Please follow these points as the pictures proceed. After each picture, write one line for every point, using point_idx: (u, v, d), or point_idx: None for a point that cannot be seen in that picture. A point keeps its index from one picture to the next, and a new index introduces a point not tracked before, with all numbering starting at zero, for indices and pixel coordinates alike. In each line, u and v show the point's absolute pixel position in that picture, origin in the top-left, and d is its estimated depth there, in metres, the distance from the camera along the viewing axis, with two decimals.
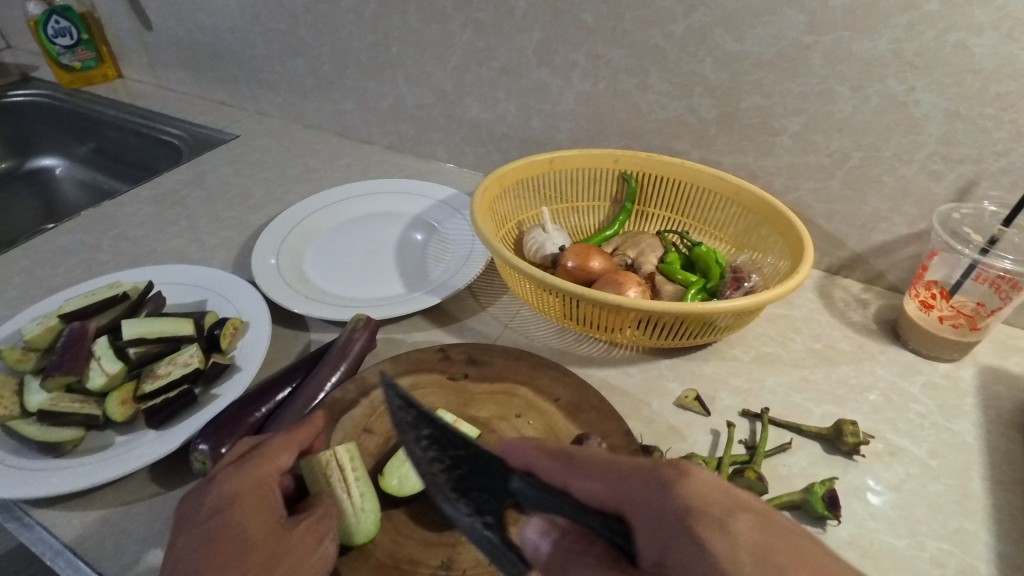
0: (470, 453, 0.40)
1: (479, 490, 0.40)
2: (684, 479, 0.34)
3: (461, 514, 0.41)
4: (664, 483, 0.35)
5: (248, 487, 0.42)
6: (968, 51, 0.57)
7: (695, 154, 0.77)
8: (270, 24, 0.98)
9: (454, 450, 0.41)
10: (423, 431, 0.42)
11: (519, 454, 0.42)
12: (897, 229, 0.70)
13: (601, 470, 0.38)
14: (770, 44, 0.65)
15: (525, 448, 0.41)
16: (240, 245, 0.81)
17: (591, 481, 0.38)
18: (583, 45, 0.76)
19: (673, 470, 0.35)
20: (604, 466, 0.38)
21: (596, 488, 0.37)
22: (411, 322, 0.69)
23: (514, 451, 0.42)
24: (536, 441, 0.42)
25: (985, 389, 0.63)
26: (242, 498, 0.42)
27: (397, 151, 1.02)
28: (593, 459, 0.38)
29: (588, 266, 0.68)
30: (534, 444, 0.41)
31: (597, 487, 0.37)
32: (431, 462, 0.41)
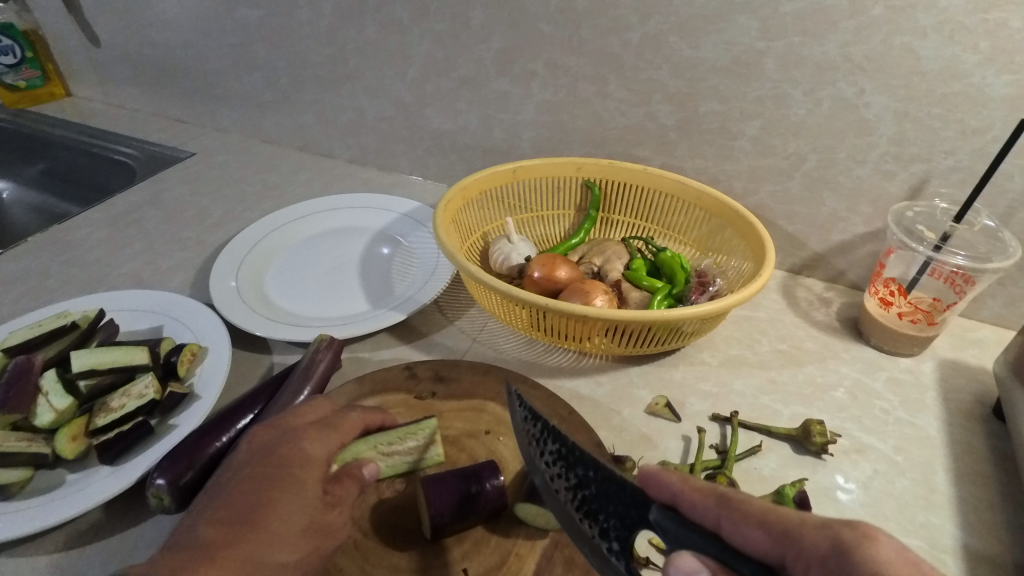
0: (597, 475, 0.38)
1: (609, 515, 0.37)
2: (871, 544, 0.28)
3: (578, 541, 0.38)
4: (836, 543, 0.29)
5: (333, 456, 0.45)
6: (913, 53, 0.59)
7: (657, 160, 0.78)
8: (224, 39, 0.96)
9: (582, 471, 0.39)
10: (550, 446, 0.41)
11: (664, 485, 0.36)
12: (854, 228, 0.72)
13: (761, 517, 0.32)
14: (724, 50, 0.66)
15: (672, 478, 0.36)
16: (198, 266, 0.79)
17: (753, 529, 0.32)
18: (542, 54, 0.76)
19: (858, 531, 0.29)
20: (765, 512, 0.32)
21: (757, 534, 0.32)
22: (377, 339, 0.67)
23: (655, 479, 0.36)
24: (681, 472, 0.36)
25: (945, 383, 0.64)
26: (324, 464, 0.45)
27: (359, 164, 1.01)
28: (756, 502, 0.33)
29: (555, 275, 0.68)
30: (683, 475, 0.36)
31: (767, 537, 0.31)
32: (553, 476, 0.40)
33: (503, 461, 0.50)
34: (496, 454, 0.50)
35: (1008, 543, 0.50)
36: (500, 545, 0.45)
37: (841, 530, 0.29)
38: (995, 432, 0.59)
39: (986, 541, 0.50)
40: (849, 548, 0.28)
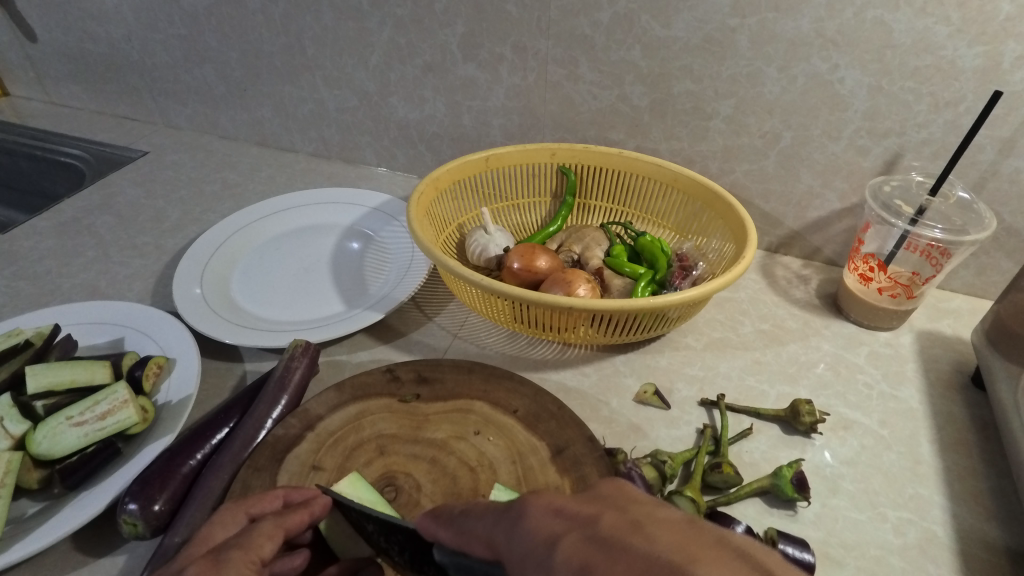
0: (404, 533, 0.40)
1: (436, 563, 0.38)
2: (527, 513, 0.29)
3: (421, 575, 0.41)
4: (519, 517, 0.29)
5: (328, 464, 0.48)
6: (886, 27, 0.59)
7: (630, 143, 0.76)
8: (170, 30, 0.90)
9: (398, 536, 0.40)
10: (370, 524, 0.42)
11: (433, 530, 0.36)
12: (830, 205, 0.72)
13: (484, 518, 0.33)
14: (696, 28, 0.65)
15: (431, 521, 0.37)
16: (157, 273, 0.74)
17: (444, 529, 0.36)
18: (509, 37, 0.73)
19: (576, 512, 0.28)
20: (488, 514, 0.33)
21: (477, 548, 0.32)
22: (354, 341, 0.65)
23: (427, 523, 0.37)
24: (442, 510, 0.37)
25: (924, 354, 0.65)
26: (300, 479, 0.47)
27: (323, 158, 0.97)
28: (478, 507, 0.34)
29: (534, 266, 0.66)
30: (439, 512, 0.37)
31: (451, 531, 0.35)
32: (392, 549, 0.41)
33: (494, 462, 0.48)
34: (487, 455, 0.49)
35: (994, 510, 0.51)
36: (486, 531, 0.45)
37: (552, 526, 0.28)
38: (974, 400, 0.60)
39: (972, 509, 0.51)
40: (523, 514, 0.29)
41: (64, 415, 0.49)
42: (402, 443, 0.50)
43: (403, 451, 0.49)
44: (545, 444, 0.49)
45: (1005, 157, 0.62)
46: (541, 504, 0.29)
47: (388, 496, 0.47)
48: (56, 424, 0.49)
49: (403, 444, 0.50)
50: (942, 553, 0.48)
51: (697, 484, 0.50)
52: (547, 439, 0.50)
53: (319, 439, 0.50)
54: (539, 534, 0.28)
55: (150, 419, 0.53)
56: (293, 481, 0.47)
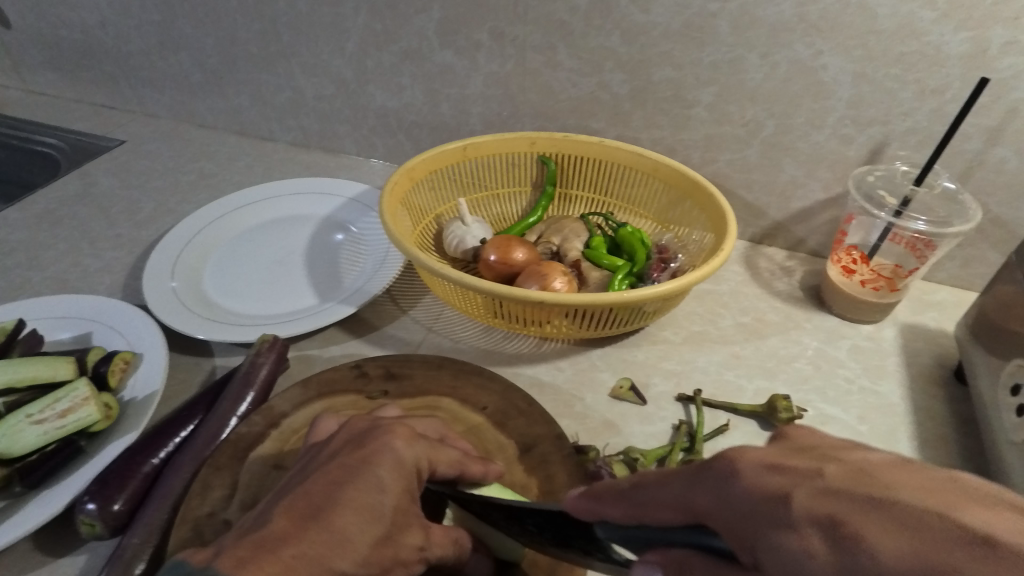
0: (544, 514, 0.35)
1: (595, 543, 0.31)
2: (732, 465, 0.21)
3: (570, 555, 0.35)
4: (731, 475, 0.21)
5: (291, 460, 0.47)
6: (869, 11, 0.57)
7: (612, 132, 0.75)
8: (144, 16, 0.88)
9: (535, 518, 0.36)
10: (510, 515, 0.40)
11: (582, 508, 0.28)
12: (814, 195, 0.70)
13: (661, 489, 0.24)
14: (676, 13, 0.63)
15: (581, 497, 0.28)
16: (129, 266, 0.73)
17: (608, 507, 0.26)
18: (487, 23, 0.71)
19: (801, 467, 0.20)
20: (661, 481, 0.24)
21: (670, 514, 0.23)
22: (326, 335, 0.64)
23: (578, 504, 0.28)
24: (591, 486, 0.28)
25: (906, 348, 0.64)
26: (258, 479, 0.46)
27: (302, 147, 0.95)
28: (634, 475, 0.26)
29: (511, 258, 0.65)
30: (590, 488, 0.28)
31: (625, 507, 0.25)
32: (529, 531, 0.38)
33: None
34: None
35: None
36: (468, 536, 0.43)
37: (774, 485, 0.20)
38: (956, 395, 0.59)
39: None
40: (735, 469, 0.21)
41: (24, 413, 0.48)
42: None
43: None
44: (511, 436, 0.49)
45: (991, 147, 0.60)
46: (752, 458, 0.21)
47: None
48: (16, 422, 0.48)
49: None
50: None
51: None
52: (514, 432, 0.49)
53: (284, 436, 0.49)
54: (769, 497, 0.19)
55: (114, 416, 0.51)
56: (253, 480, 0.46)
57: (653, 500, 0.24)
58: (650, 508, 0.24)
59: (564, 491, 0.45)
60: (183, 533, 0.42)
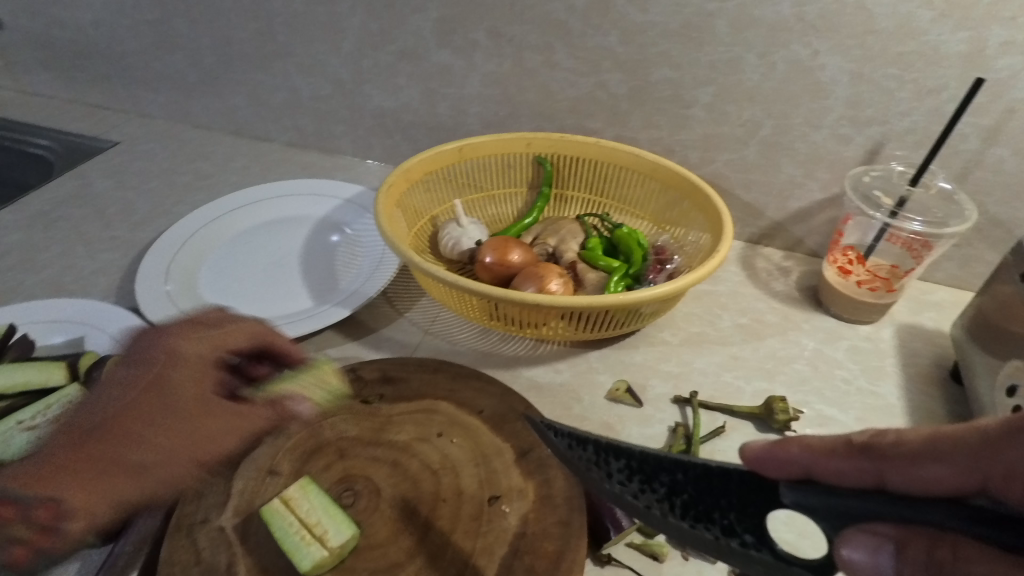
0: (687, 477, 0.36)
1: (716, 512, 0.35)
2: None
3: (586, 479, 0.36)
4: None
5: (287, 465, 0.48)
6: (868, 11, 0.57)
7: (609, 132, 0.74)
8: (139, 16, 0.88)
9: (668, 476, 0.36)
10: (614, 463, 0.37)
11: (767, 463, 0.35)
12: (811, 195, 0.70)
13: (933, 451, 0.32)
14: (674, 13, 0.63)
15: (779, 458, 0.35)
16: (124, 269, 0.73)
17: (834, 460, 0.34)
18: (483, 23, 0.71)
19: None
20: (934, 445, 0.32)
21: (940, 469, 0.32)
22: (322, 338, 0.64)
23: (766, 460, 0.35)
24: (788, 445, 0.35)
25: (904, 348, 0.64)
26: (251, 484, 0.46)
27: (299, 147, 0.95)
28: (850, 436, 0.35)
29: (507, 260, 0.65)
30: (802, 447, 0.35)
31: (861, 464, 0.34)
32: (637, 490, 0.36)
33: (456, 465, 0.47)
34: (450, 458, 0.47)
35: None
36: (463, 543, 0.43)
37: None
38: (954, 396, 0.59)
39: None
40: None
41: (14, 419, 0.48)
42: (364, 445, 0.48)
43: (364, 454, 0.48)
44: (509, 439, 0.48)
45: (989, 147, 0.60)
46: None
47: (346, 501, 0.45)
48: (7, 428, 0.48)
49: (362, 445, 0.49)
50: None
51: None
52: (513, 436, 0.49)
53: (278, 442, 0.48)
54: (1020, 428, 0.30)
55: None
56: (248, 484, 0.46)
57: (927, 453, 0.32)
58: (839, 466, 0.34)
59: (562, 496, 0.45)
60: (177, 541, 0.42)
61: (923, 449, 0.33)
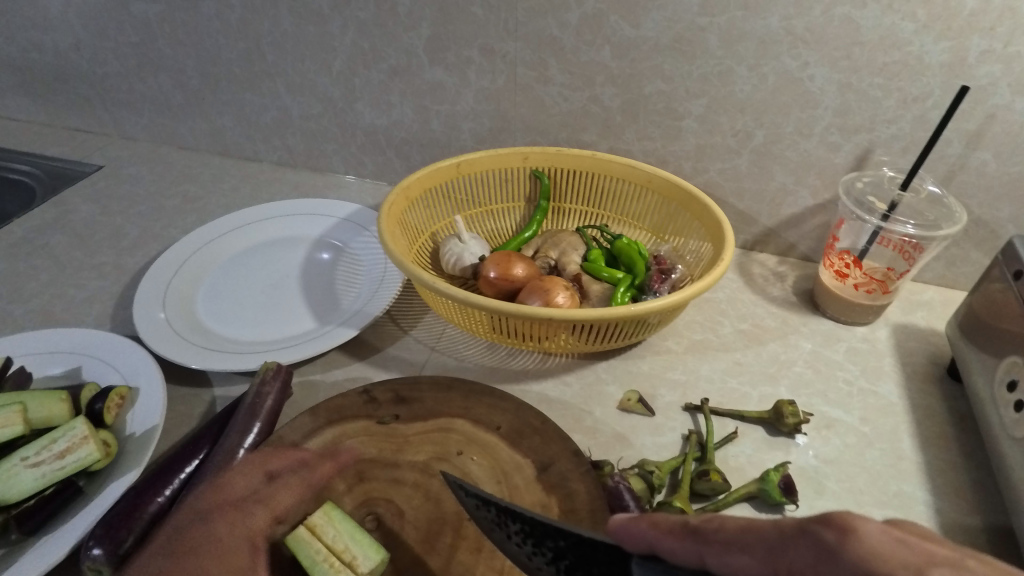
0: (570, 542, 0.31)
1: None
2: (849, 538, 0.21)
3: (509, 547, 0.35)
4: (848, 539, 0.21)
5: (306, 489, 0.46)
6: (854, 24, 0.59)
7: (604, 145, 0.75)
8: (122, 38, 0.87)
9: (552, 541, 0.32)
10: (513, 525, 0.35)
11: (635, 534, 0.27)
12: (803, 201, 0.72)
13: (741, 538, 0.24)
14: (666, 27, 0.64)
15: (641, 524, 0.27)
16: (117, 295, 0.71)
17: (668, 538, 0.26)
18: (477, 40, 0.71)
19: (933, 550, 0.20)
20: (744, 532, 0.24)
21: (744, 560, 0.23)
22: (327, 359, 0.63)
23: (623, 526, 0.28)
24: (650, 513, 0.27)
25: (900, 348, 0.66)
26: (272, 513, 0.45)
27: (288, 167, 0.94)
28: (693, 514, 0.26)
29: (511, 274, 0.65)
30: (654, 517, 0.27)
31: (687, 541, 0.25)
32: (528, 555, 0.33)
33: (478, 483, 0.47)
34: (471, 477, 0.47)
35: (976, 503, 0.52)
36: (493, 561, 0.42)
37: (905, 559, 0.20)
38: (950, 392, 0.61)
39: (954, 502, 0.52)
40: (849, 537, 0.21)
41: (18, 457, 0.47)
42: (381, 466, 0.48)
43: (384, 475, 0.47)
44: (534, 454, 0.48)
45: (972, 151, 0.62)
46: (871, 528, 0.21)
47: (369, 525, 0.45)
48: (11, 466, 0.46)
49: (381, 466, 0.48)
50: None
51: (685, 493, 0.49)
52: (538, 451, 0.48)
53: (294, 467, 0.48)
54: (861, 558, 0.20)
55: (114, 453, 0.50)
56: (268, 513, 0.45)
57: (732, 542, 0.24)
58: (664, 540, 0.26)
59: (586, 508, 0.45)
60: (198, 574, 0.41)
61: (734, 536, 0.24)
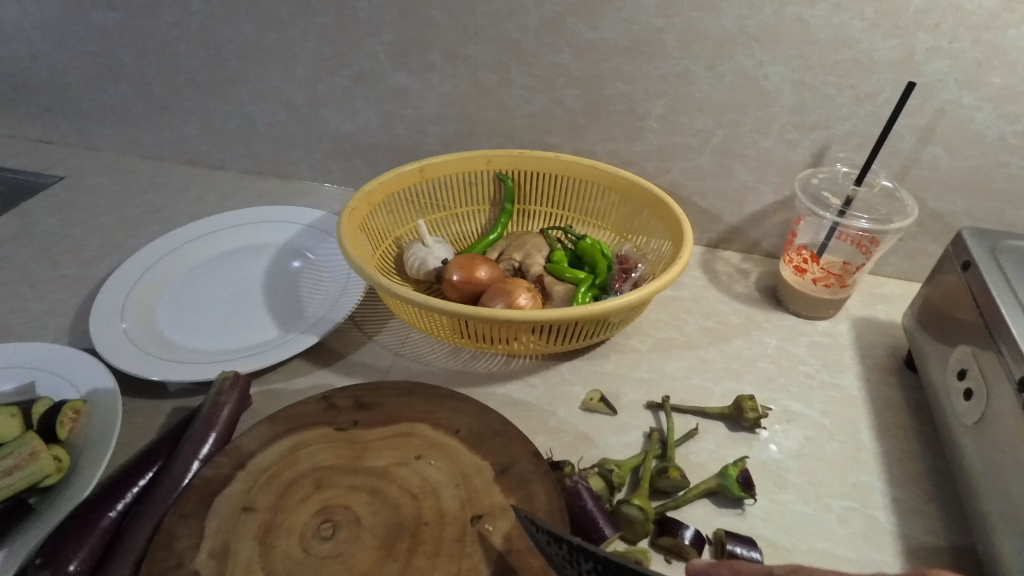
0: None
1: None
2: None
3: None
4: None
5: (262, 499, 0.46)
6: (805, 23, 0.59)
7: (567, 146, 0.76)
8: (81, 48, 0.85)
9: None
10: (584, 564, 0.36)
11: None
12: (765, 198, 0.73)
13: None
14: (623, 29, 0.65)
15: None
16: (77, 308, 0.70)
17: None
18: (438, 44, 0.71)
19: None
20: None
21: None
22: (290, 367, 0.62)
23: None
24: None
25: (861, 341, 0.67)
26: (226, 525, 0.44)
27: (255, 174, 0.93)
28: None
29: (475, 277, 0.65)
30: None
31: None
32: None
33: (437, 487, 0.46)
34: (429, 481, 0.47)
35: (933, 492, 0.52)
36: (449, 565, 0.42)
37: None
38: (909, 383, 0.62)
39: (912, 492, 0.52)
40: None
41: None
42: (340, 472, 0.47)
43: (341, 482, 0.47)
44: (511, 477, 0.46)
45: (925, 146, 0.64)
46: None
47: (326, 533, 0.44)
48: None
49: (339, 473, 0.47)
50: (886, 541, 0.49)
51: (645, 490, 0.49)
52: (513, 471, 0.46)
53: (250, 477, 0.47)
54: None
55: (66, 468, 0.49)
56: (223, 525, 0.44)
57: None
58: None
59: (546, 509, 0.45)
60: None
61: None
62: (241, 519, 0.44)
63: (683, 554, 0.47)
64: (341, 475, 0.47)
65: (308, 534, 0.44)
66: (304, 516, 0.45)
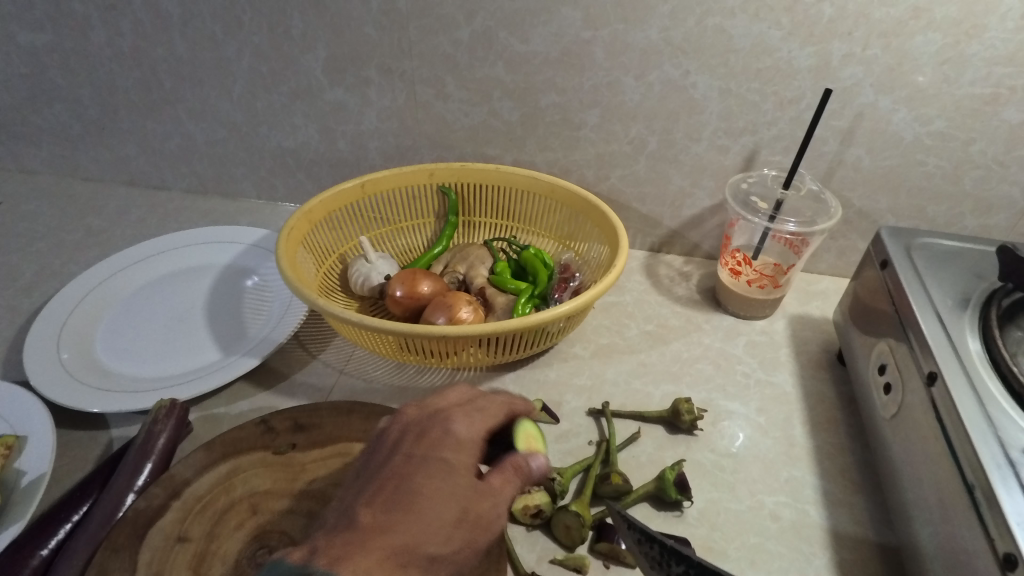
0: None
1: None
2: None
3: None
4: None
5: (196, 529, 0.45)
6: (725, 33, 0.61)
7: (508, 157, 0.77)
8: (10, 70, 0.83)
9: None
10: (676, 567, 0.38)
11: None
12: (701, 202, 0.75)
13: None
14: (553, 42, 0.66)
15: None
16: (11, 339, 0.68)
17: None
18: (373, 59, 0.72)
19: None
20: None
21: None
22: (232, 391, 0.62)
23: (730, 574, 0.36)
24: None
25: (795, 338, 0.69)
26: (158, 558, 0.43)
27: (199, 193, 0.92)
28: None
29: (417, 291, 0.65)
30: None
31: None
32: None
33: None
34: None
35: (860, 482, 0.55)
36: None
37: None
38: (840, 377, 0.64)
39: (840, 484, 0.54)
40: None
41: None
42: (275, 497, 0.48)
43: (278, 507, 0.47)
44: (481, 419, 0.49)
45: (847, 147, 0.66)
46: None
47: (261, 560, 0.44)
48: None
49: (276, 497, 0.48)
50: (814, 533, 0.51)
51: (586, 497, 0.50)
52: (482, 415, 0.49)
53: (184, 506, 0.47)
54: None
55: None
56: (155, 558, 0.43)
57: None
58: None
59: None
60: None
61: None
62: (174, 551, 0.44)
63: (621, 559, 0.47)
64: (276, 498, 0.47)
65: (243, 561, 0.44)
66: (239, 544, 0.45)
